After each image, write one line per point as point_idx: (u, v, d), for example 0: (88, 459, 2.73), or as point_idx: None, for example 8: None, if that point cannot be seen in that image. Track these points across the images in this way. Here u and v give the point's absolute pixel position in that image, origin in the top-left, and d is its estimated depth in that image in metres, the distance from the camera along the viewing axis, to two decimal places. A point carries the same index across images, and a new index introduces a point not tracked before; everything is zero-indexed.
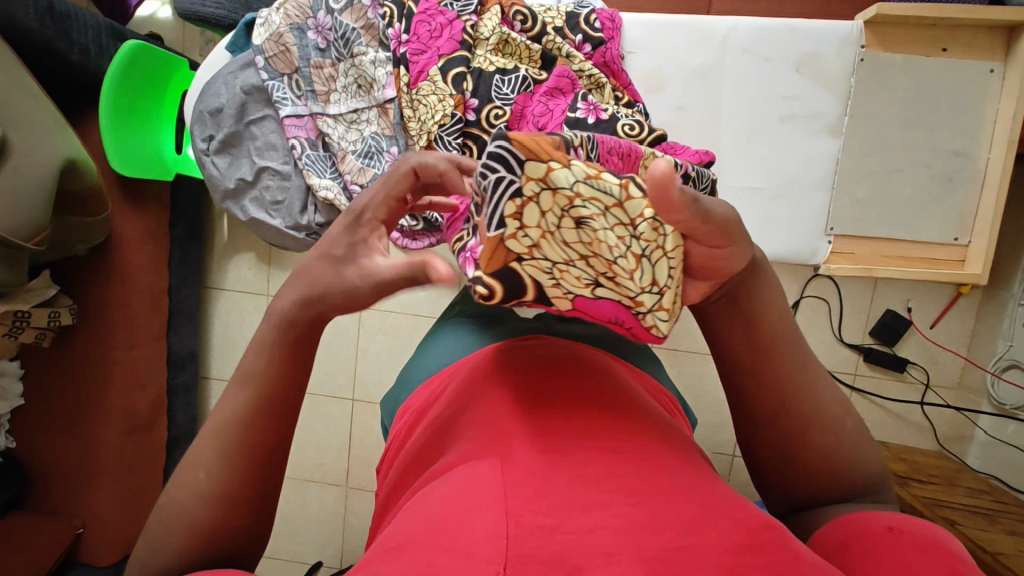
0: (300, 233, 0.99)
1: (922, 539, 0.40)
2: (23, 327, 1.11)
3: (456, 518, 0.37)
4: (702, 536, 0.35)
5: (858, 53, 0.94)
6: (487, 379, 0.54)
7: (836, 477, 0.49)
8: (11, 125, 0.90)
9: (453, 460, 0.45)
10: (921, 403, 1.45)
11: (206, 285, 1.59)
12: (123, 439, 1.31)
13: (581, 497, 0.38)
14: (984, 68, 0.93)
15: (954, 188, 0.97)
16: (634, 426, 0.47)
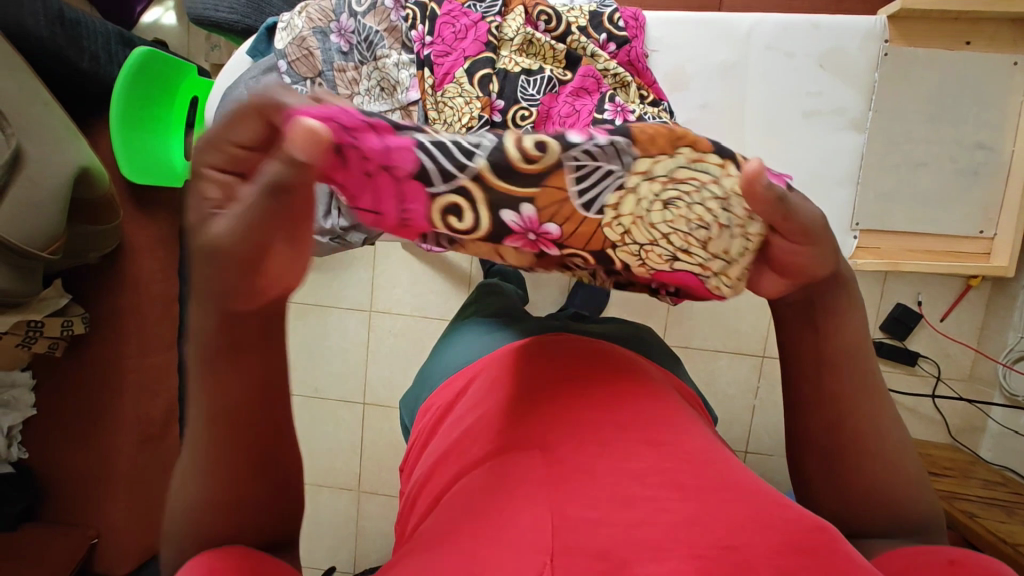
0: (326, 237, 1.00)
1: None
2: (36, 336, 1.11)
3: (496, 514, 0.37)
4: (748, 535, 0.34)
5: (882, 47, 0.95)
6: (519, 369, 0.53)
7: (888, 504, 0.47)
8: (26, 133, 0.90)
9: (487, 450, 0.44)
10: (932, 396, 1.45)
11: (215, 291, 1.58)
12: (136, 448, 1.30)
13: (623, 489, 0.38)
14: (1008, 61, 0.92)
15: (978, 180, 0.97)
16: (671, 416, 0.46)
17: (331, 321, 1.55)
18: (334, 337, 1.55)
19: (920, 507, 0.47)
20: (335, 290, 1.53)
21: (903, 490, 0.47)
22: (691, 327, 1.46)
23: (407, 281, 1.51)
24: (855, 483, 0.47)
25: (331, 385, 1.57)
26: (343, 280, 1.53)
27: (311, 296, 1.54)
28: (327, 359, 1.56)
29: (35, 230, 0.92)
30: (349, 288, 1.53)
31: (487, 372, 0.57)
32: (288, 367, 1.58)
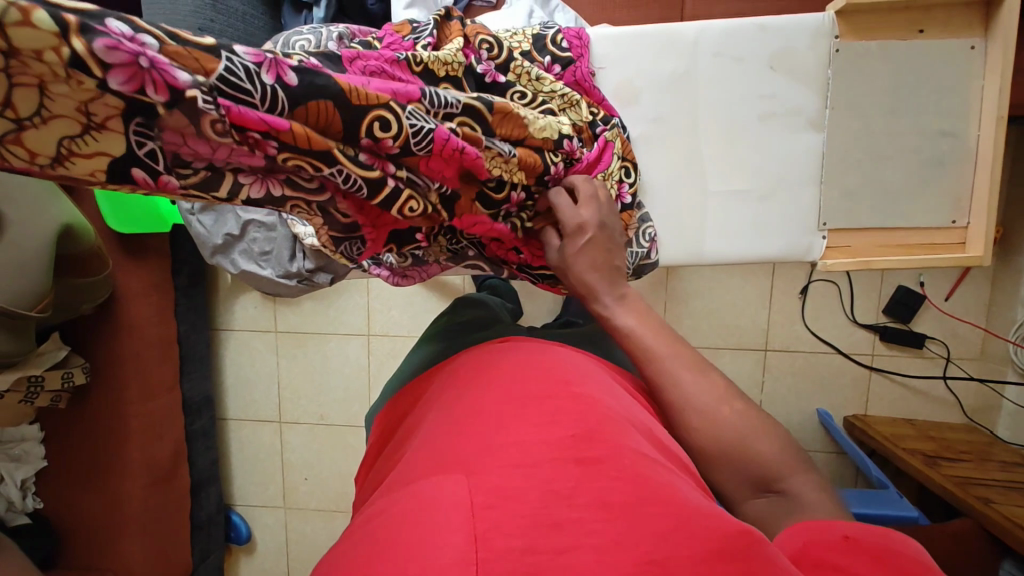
0: (292, 281, 0.98)
1: (879, 548, 0.40)
2: (38, 391, 1.13)
3: (419, 543, 0.37)
4: (672, 547, 0.36)
5: (832, 44, 0.91)
6: (463, 393, 0.54)
7: (735, 461, 0.56)
8: (7, 201, 0.87)
9: (416, 474, 0.44)
10: (943, 378, 1.41)
11: (215, 327, 1.60)
12: (146, 491, 1.32)
13: (553, 513, 0.38)
14: (966, 45, 0.88)
15: (947, 169, 0.92)
16: (601, 421, 0.46)
17: (330, 348, 1.56)
18: (334, 363, 1.56)
19: (759, 454, 0.55)
20: (331, 317, 1.54)
21: (742, 442, 0.56)
22: (690, 327, 1.44)
23: (402, 303, 1.51)
24: (701, 442, 0.57)
25: (336, 411, 1.58)
26: (338, 306, 1.53)
27: (308, 325, 1.56)
28: (329, 385, 1.57)
29: (19, 292, 0.93)
30: (345, 314, 1.53)
31: (440, 397, 0.57)
32: (292, 397, 1.59)
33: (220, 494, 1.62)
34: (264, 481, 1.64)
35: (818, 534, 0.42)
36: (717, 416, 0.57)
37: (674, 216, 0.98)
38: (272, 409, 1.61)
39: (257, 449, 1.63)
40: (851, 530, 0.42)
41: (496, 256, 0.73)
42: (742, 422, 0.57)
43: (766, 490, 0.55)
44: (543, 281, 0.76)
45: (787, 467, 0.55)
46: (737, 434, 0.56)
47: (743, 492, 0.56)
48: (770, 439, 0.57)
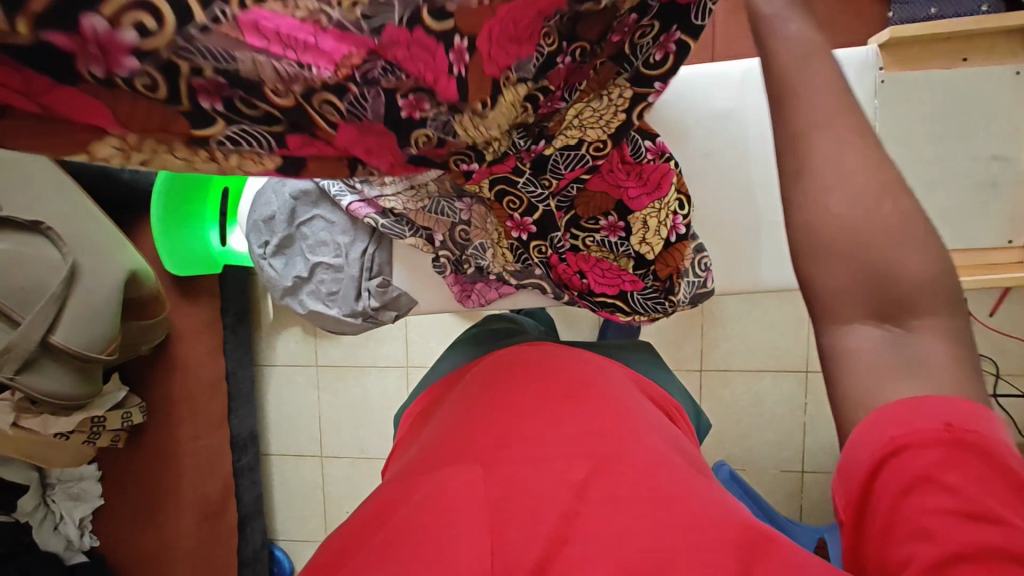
0: (358, 319, 0.83)
1: (983, 447, 0.34)
2: (100, 431, 1.18)
3: (436, 528, 0.39)
4: (678, 537, 0.37)
5: (878, 75, 0.81)
6: (485, 392, 0.56)
7: (873, 271, 0.40)
8: (79, 249, 0.96)
9: (434, 462, 0.47)
10: (994, 396, 1.37)
11: (258, 363, 1.65)
12: (198, 527, 1.36)
13: (563, 505, 0.40)
14: (1009, 71, 0.82)
15: (1001, 193, 0.86)
16: (617, 426, 0.48)
17: (369, 380, 1.59)
18: (374, 396, 1.60)
19: (907, 275, 0.40)
20: (370, 350, 1.58)
21: (892, 246, 0.40)
22: (728, 351, 1.42)
23: (439, 334, 1.54)
24: (832, 227, 0.41)
25: (375, 444, 1.60)
26: (377, 339, 1.57)
27: (348, 359, 1.60)
28: (369, 418, 1.60)
29: (92, 337, 1.00)
30: (384, 347, 1.57)
31: (457, 398, 0.59)
32: (333, 430, 1.62)
33: (264, 529, 1.65)
34: (306, 516, 1.66)
35: (915, 420, 0.36)
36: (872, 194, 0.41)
37: (729, 250, 0.89)
38: (314, 443, 1.64)
39: (299, 484, 1.66)
40: (958, 417, 0.36)
41: (560, 279, 0.75)
42: (902, 216, 0.40)
43: (888, 325, 0.40)
44: (603, 310, 0.76)
45: (930, 304, 0.40)
46: (888, 235, 0.40)
47: (837, 300, 0.41)
48: (931, 258, 0.40)
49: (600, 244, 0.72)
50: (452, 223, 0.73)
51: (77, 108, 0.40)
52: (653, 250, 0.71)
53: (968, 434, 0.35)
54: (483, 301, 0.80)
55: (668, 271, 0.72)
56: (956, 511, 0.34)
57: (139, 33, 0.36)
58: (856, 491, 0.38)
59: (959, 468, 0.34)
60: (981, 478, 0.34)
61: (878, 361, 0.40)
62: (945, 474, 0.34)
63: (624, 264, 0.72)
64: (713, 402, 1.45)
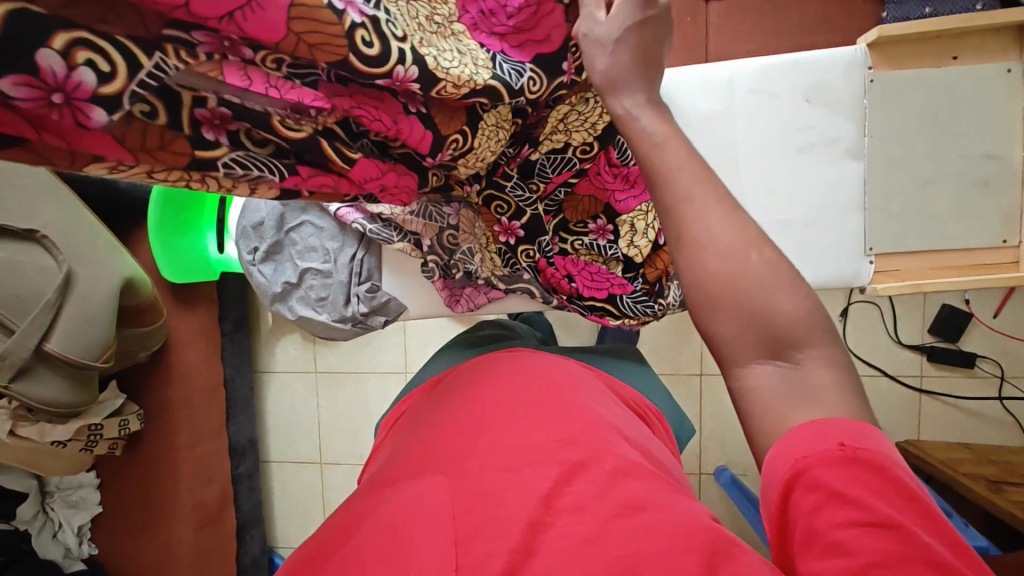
0: (347, 325, 0.83)
1: (873, 460, 0.37)
2: (97, 439, 1.18)
3: (401, 546, 0.39)
4: (641, 543, 0.38)
5: (866, 75, 0.83)
6: (457, 398, 0.56)
7: (760, 316, 0.41)
8: (74, 257, 0.97)
9: (402, 472, 0.46)
10: (999, 398, 1.35)
11: (258, 370, 1.65)
12: (195, 535, 1.36)
13: (530, 514, 0.40)
14: (1000, 69, 0.82)
15: (994, 192, 0.84)
16: (585, 429, 0.47)
17: (368, 386, 1.59)
18: (372, 402, 1.59)
19: (785, 316, 0.40)
20: (368, 356, 1.58)
21: (769, 293, 0.41)
22: None
23: (437, 339, 1.54)
24: (719, 288, 0.41)
25: None
26: (375, 345, 1.57)
27: (347, 365, 1.60)
28: (367, 424, 1.60)
29: (87, 344, 0.99)
30: (382, 353, 1.57)
31: (429, 406, 0.59)
32: (332, 437, 1.62)
33: (263, 536, 1.64)
34: (306, 523, 1.66)
35: (814, 444, 0.38)
36: (742, 249, 0.42)
37: None
38: (313, 450, 1.64)
39: (298, 491, 1.65)
40: (849, 435, 0.38)
41: (549, 284, 0.74)
42: (770, 261, 0.41)
43: (782, 361, 0.40)
44: (592, 314, 0.75)
45: (815, 336, 0.40)
46: (760, 284, 0.41)
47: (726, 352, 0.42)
48: (803, 294, 0.41)
49: (588, 247, 0.72)
50: (440, 228, 0.71)
51: (99, 145, 0.37)
52: (641, 253, 0.71)
53: (860, 450, 0.37)
54: (472, 306, 0.79)
55: (657, 273, 0.72)
56: (857, 523, 0.36)
57: (95, 75, 0.33)
58: (773, 516, 0.40)
59: (857, 482, 0.37)
60: (873, 489, 0.36)
61: (780, 395, 0.40)
62: (843, 489, 0.37)
63: (613, 267, 0.72)
64: (713, 406, 1.44)
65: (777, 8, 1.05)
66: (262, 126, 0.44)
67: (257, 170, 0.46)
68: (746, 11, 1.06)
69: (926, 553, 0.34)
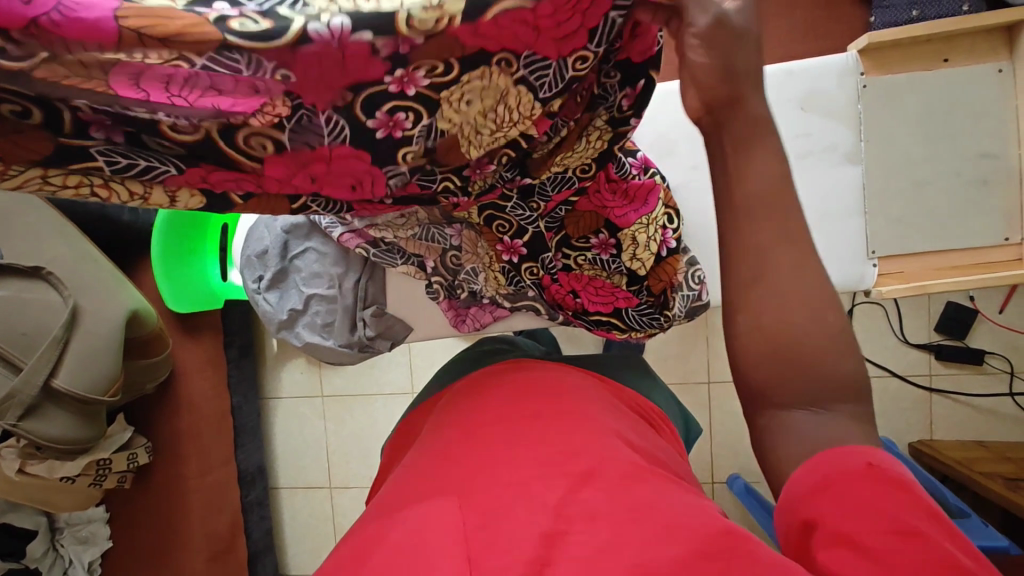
0: (353, 350, 0.83)
1: (898, 477, 0.39)
2: (106, 473, 1.18)
3: (414, 565, 0.39)
4: (651, 551, 0.37)
5: (859, 80, 0.84)
6: (456, 421, 0.55)
7: (807, 368, 0.42)
8: (80, 291, 0.97)
9: (412, 495, 0.46)
10: (1011, 394, 1.34)
11: (264, 396, 1.65)
12: (207, 566, 1.34)
13: (542, 525, 0.40)
14: (991, 69, 0.82)
15: (993, 190, 0.84)
16: (590, 438, 0.48)
17: (375, 408, 1.58)
18: (380, 424, 1.58)
19: (841, 373, 0.42)
20: (375, 378, 1.58)
21: (829, 349, 0.43)
22: None
23: (443, 358, 1.53)
24: (776, 328, 0.43)
25: None
26: (381, 366, 1.57)
27: (354, 388, 1.59)
28: (376, 446, 1.59)
29: (95, 378, 0.99)
30: (389, 374, 1.57)
31: (433, 426, 0.58)
32: (341, 461, 1.61)
33: (275, 564, 1.63)
34: (317, 549, 1.64)
35: (840, 460, 0.40)
36: (807, 301, 0.43)
37: None
38: (323, 474, 1.63)
39: (309, 517, 1.64)
40: (877, 457, 0.40)
41: (554, 299, 0.75)
42: (837, 327, 0.43)
43: (818, 410, 0.42)
44: (598, 328, 0.75)
45: (856, 395, 0.43)
46: (824, 339, 0.43)
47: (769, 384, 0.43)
48: (856, 364, 0.43)
49: (591, 262, 0.71)
50: (443, 250, 0.73)
51: None
52: (644, 266, 0.71)
53: (887, 470, 0.39)
54: (478, 326, 0.79)
55: (661, 285, 0.72)
56: (890, 535, 0.37)
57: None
58: (795, 528, 0.40)
59: (885, 498, 0.38)
60: (899, 501, 0.38)
61: (812, 438, 0.42)
62: (874, 505, 0.38)
63: (618, 281, 0.72)
64: (723, 415, 1.43)
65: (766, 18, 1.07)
66: (151, 131, 0.43)
67: (143, 161, 0.45)
68: None
69: (949, 562, 0.36)
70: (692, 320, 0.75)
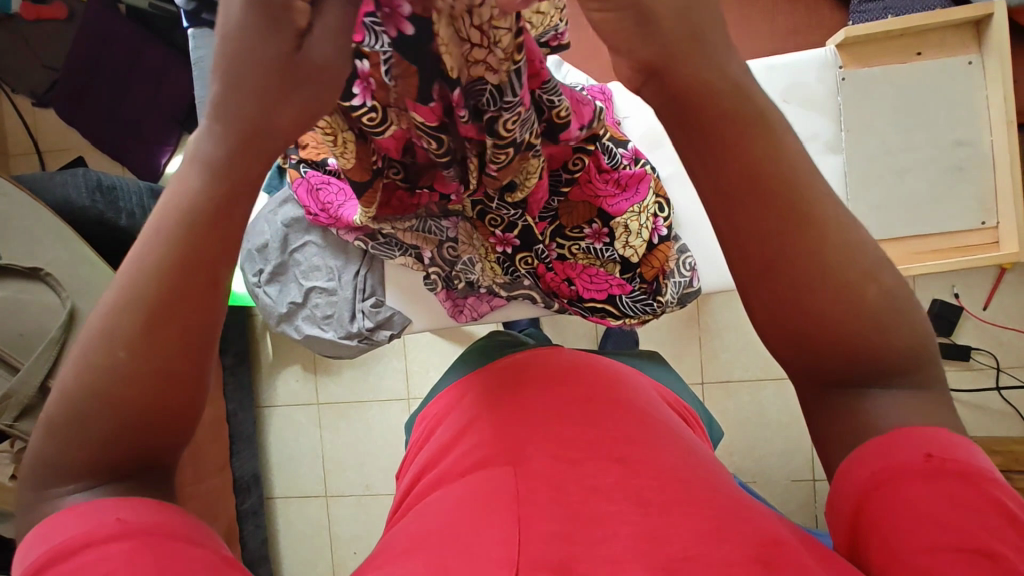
0: (354, 341, 0.84)
1: (963, 471, 0.33)
2: None
3: (470, 527, 0.40)
4: (711, 545, 0.36)
5: (838, 73, 0.87)
6: (487, 401, 0.56)
7: (858, 351, 0.35)
8: (79, 293, 0.98)
9: (468, 465, 0.48)
10: (997, 389, 1.37)
11: (260, 405, 1.65)
12: None
13: (592, 509, 0.41)
14: (962, 61, 0.86)
15: (968, 177, 0.88)
16: (639, 438, 0.48)
17: (371, 415, 1.58)
18: (376, 430, 1.58)
19: (892, 350, 0.35)
20: (371, 384, 1.58)
21: (888, 325, 0.35)
22: (727, 362, 1.43)
23: (438, 363, 1.54)
24: (812, 315, 0.34)
25: (380, 480, 1.58)
26: (377, 373, 1.57)
27: (349, 395, 1.59)
28: (372, 453, 1.59)
29: None
30: (384, 380, 1.57)
31: (462, 404, 0.60)
32: (337, 469, 1.61)
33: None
34: (312, 559, 1.63)
35: (896, 455, 0.34)
36: (848, 272, 0.34)
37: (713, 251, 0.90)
38: (318, 483, 1.62)
39: (305, 527, 1.63)
40: (936, 447, 0.34)
41: (549, 287, 0.77)
42: (889, 290, 0.35)
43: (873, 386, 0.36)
44: (593, 315, 0.78)
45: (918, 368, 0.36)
46: (877, 315, 0.34)
47: (819, 375, 0.37)
48: (912, 322, 0.36)
49: (585, 251, 0.73)
50: (440, 241, 0.74)
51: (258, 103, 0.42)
52: (636, 253, 0.73)
53: (949, 463, 0.33)
54: (475, 315, 0.81)
55: (653, 273, 0.75)
56: (948, 547, 0.31)
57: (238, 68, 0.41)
58: (846, 527, 0.36)
59: (946, 499, 0.32)
60: (966, 505, 0.32)
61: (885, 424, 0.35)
62: (931, 511, 0.32)
63: (611, 269, 0.74)
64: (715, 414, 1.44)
65: (748, 23, 1.10)
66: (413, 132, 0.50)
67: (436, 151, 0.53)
68: None
69: None
70: (685, 305, 0.80)
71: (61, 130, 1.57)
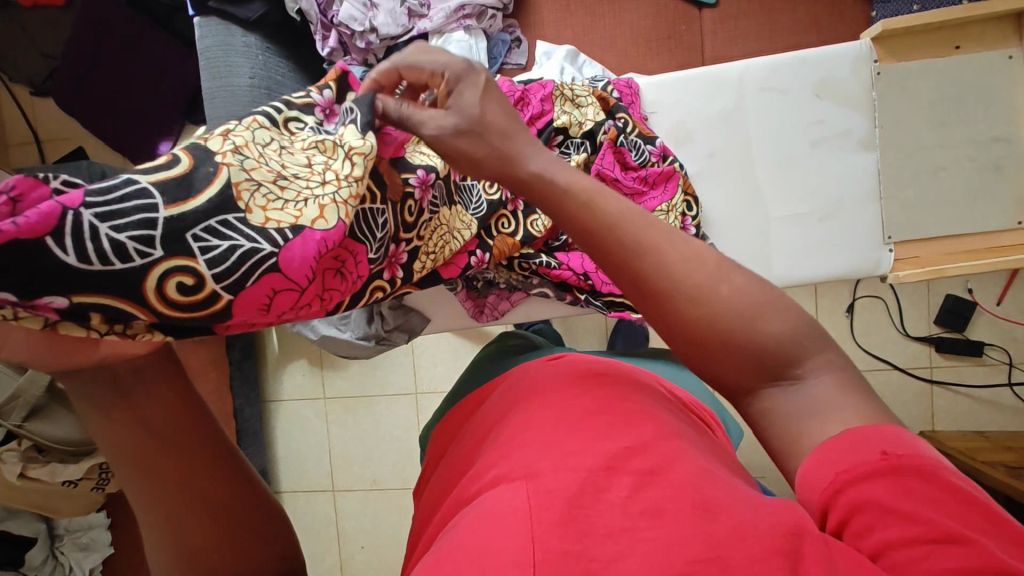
0: (369, 342, 0.83)
1: (922, 466, 0.34)
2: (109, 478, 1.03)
3: (478, 547, 0.35)
4: (728, 548, 0.33)
5: (873, 68, 0.86)
6: (500, 412, 0.52)
7: (751, 352, 0.39)
8: None
9: (477, 485, 0.43)
10: (1009, 384, 1.35)
11: (265, 399, 1.63)
12: None
13: (608, 521, 0.36)
14: (1002, 55, 0.84)
15: (1005, 174, 0.86)
16: (656, 433, 0.43)
17: (379, 409, 1.57)
18: (383, 424, 1.57)
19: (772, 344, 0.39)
20: (378, 379, 1.57)
21: (757, 320, 0.39)
22: None
23: (448, 358, 1.53)
24: (714, 330, 0.39)
25: (387, 475, 1.57)
26: (386, 367, 1.56)
27: (356, 389, 1.58)
28: (379, 447, 1.58)
29: None
30: (392, 375, 1.56)
31: (481, 416, 0.55)
32: (344, 463, 1.60)
33: None
34: (320, 553, 1.62)
35: (857, 453, 0.36)
36: (708, 293, 0.40)
37: (741, 248, 0.89)
38: (325, 477, 1.61)
39: (312, 521, 1.62)
40: (891, 443, 0.36)
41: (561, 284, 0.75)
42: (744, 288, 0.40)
43: (785, 379, 0.40)
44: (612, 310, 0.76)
45: (814, 345, 0.40)
46: (749, 312, 0.39)
47: (732, 384, 0.41)
48: (790, 312, 0.40)
49: None
50: None
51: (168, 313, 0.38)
52: None
53: (905, 458, 0.35)
54: (497, 314, 0.83)
55: None
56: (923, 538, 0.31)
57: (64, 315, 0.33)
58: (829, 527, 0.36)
59: (907, 494, 0.33)
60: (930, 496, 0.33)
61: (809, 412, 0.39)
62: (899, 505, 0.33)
63: None
64: None
65: (768, 14, 1.08)
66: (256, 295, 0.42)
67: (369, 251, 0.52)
68: (740, 19, 1.09)
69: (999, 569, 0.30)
70: None
71: (63, 121, 1.54)
